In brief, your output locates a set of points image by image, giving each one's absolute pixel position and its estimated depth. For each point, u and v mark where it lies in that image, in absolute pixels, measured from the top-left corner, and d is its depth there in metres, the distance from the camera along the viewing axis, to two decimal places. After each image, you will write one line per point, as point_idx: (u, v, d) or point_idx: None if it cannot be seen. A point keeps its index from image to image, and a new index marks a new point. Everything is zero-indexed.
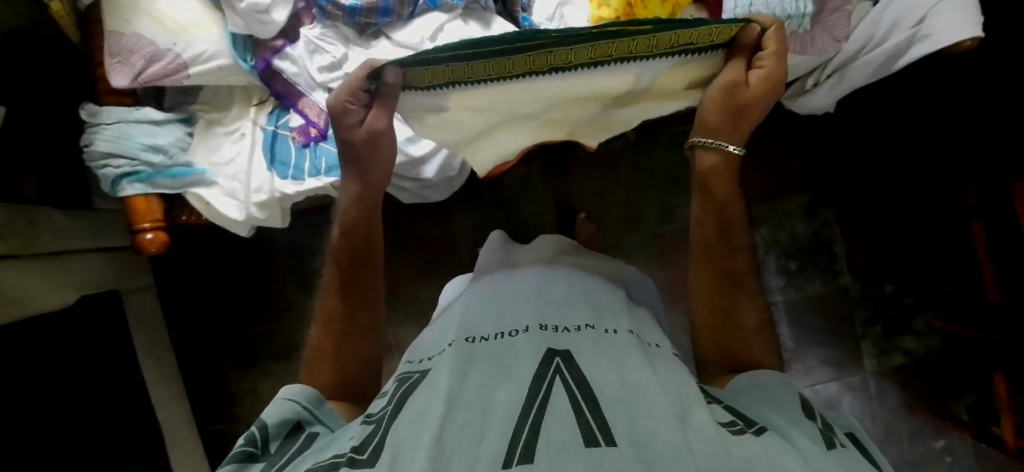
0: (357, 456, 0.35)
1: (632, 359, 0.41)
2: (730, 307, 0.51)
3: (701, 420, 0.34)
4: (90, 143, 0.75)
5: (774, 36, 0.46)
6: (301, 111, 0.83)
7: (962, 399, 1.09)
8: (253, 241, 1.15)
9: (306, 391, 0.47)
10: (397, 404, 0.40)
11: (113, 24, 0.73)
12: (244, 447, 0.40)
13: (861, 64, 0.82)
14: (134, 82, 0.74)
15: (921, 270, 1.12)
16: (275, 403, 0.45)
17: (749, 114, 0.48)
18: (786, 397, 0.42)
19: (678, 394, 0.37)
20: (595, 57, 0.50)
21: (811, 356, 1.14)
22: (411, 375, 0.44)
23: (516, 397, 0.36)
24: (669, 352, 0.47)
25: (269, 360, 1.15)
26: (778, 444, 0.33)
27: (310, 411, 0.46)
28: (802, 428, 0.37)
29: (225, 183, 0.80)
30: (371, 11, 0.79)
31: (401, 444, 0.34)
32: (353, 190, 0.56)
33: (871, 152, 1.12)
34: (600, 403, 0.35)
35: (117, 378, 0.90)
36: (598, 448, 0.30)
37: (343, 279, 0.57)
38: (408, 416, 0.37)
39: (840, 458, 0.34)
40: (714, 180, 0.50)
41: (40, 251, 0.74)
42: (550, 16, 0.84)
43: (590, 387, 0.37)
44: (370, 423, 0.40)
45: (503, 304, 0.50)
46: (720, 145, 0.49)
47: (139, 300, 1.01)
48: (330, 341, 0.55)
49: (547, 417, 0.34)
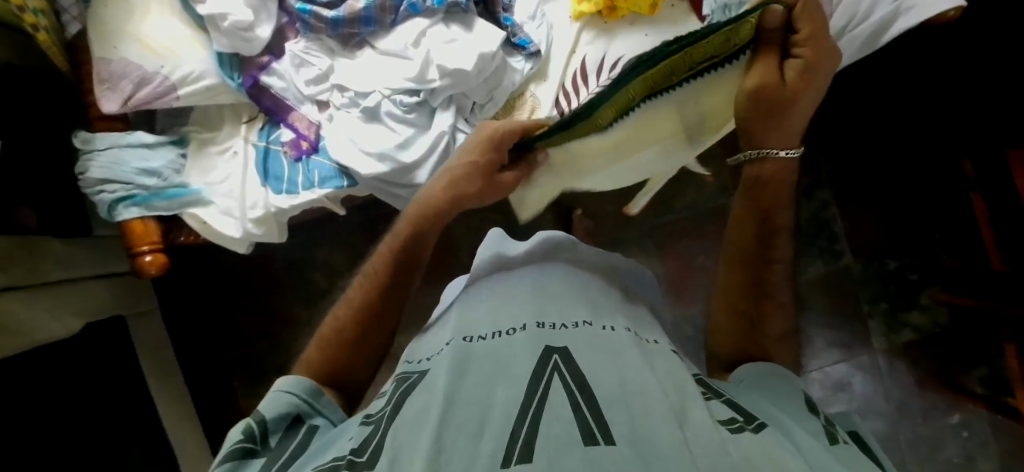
0: (356, 459, 0.34)
1: (630, 356, 0.40)
2: (765, 291, 0.51)
3: (699, 416, 0.34)
4: (85, 171, 0.75)
5: (805, 12, 0.44)
6: (292, 125, 0.84)
7: (975, 372, 1.08)
8: (253, 257, 1.16)
9: (305, 383, 0.45)
10: (396, 404, 0.39)
11: (101, 52, 0.74)
12: (244, 439, 0.39)
13: (847, 41, 0.80)
14: (124, 107, 0.75)
15: (923, 243, 1.11)
16: (272, 396, 0.43)
17: (790, 116, 0.48)
18: (790, 393, 0.42)
19: (676, 390, 0.37)
20: (642, 93, 0.52)
21: (818, 337, 1.13)
22: (410, 375, 0.44)
23: (514, 396, 0.36)
24: (667, 347, 0.47)
25: (277, 375, 1.15)
26: (777, 441, 0.33)
27: (309, 403, 0.44)
28: (804, 423, 0.37)
29: (220, 202, 0.81)
30: (354, 21, 0.79)
31: (399, 444, 0.33)
32: (431, 214, 0.58)
33: (863, 130, 1.11)
34: (598, 401, 0.34)
35: (126, 402, 0.90)
36: (597, 446, 0.30)
37: (383, 277, 0.55)
38: (408, 416, 0.36)
39: (843, 452, 0.33)
40: (767, 188, 0.52)
41: (45, 280, 0.76)
42: (532, 15, 0.86)
43: (589, 385, 0.36)
44: (368, 423, 0.39)
45: (501, 302, 0.50)
46: (770, 153, 0.50)
47: (144, 323, 1.02)
48: (352, 324, 0.52)
49: (546, 415, 0.33)
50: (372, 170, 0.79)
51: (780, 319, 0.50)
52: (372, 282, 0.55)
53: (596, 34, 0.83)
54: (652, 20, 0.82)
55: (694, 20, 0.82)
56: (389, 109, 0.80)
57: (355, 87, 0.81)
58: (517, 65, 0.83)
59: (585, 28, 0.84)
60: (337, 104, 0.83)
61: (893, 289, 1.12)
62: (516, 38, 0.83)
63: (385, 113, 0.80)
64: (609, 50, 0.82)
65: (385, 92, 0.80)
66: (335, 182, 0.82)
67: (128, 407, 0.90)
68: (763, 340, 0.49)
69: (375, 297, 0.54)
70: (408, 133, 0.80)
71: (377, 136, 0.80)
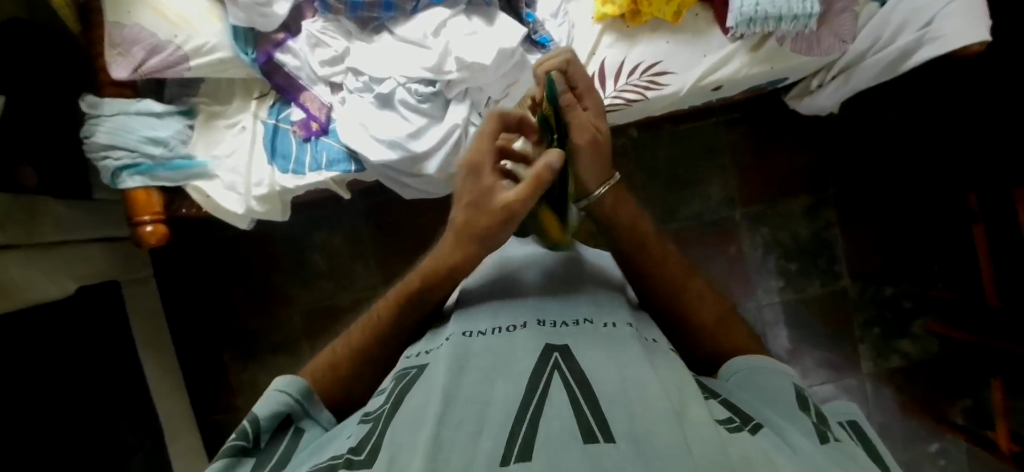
0: (355, 457, 0.30)
1: (632, 353, 0.36)
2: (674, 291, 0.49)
3: (699, 416, 0.30)
4: (91, 135, 0.74)
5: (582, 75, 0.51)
6: (303, 105, 0.83)
7: (959, 403, 1.11)
8: (252, 233, 1.15)
9: (299, 383, 0.41)
10: (395, 401, 0.35)
11: (114, 16, 0.73)
12: (233, 443, 0.36)
13: (869, 64, 0.80)
14: (134, 74, 0.73)
15: (921, 272, 1.12)
16: (268, 397, 0.39)
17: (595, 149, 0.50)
18: (779, 386, 0.39)
19: (677, 389, 0.33)
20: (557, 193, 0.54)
21: (809, 357, 1.13)
22: (408, 371, 0.39)
23: (515, 392, 0.32)
24: (668, 347, 0.42)
25: (268, 352, 1.16)
26: (775, 446, 0.30)
27: (301, 403, 0.40)
28: (793, 424, 0.35)
29: (225, 176, 0.80)
30: (374, 5, 0.78)
31: (398, 441, 0.30)
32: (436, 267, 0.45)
33: (873, 154, 1.12)
34: (600, 398, 0.31)
35: (116, 370, 0.89)
36: (596, 445, 0.27)
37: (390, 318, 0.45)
38: (407, 411, 0.32)
39: (833, 452, 0.31)
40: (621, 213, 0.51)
41: (45, 242, 0.75)
42: (555, 12, 0.85)
43: (589, 384, 0.32)
44: (366, 422, 0.35)
45: (501, 303, 0.45)
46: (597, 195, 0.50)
47: (138, 291, 1.01)
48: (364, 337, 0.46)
49: (546, 412, 0.30)
50: (381, 156, 0.78)
51: (703, 302, 0.48)
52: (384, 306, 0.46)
53: (617, 37, 0.83)
54: (674, 28, 0.82)
55: (716, 32, 0.82)
56: (403, 97, 0.79)
57: (369, 71, 0.80)
58: (537, 63, 0.82)
59: (607, 30, 0.84)
60: (351, 87, 0.82)
61: (888, 315, 1.13)
62: (537, 36, 0.83)
63: (398, 101, 0.80)
64: (628, 54, 0.82)
65: (401, 80, 0.79)
66: (343, 166, 0.82)
67: (120, 376, 0.90)
68: (710, 334, 0.46)
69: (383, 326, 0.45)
70: (420, 123, 0.80)
71: (388, 123, 0.79)
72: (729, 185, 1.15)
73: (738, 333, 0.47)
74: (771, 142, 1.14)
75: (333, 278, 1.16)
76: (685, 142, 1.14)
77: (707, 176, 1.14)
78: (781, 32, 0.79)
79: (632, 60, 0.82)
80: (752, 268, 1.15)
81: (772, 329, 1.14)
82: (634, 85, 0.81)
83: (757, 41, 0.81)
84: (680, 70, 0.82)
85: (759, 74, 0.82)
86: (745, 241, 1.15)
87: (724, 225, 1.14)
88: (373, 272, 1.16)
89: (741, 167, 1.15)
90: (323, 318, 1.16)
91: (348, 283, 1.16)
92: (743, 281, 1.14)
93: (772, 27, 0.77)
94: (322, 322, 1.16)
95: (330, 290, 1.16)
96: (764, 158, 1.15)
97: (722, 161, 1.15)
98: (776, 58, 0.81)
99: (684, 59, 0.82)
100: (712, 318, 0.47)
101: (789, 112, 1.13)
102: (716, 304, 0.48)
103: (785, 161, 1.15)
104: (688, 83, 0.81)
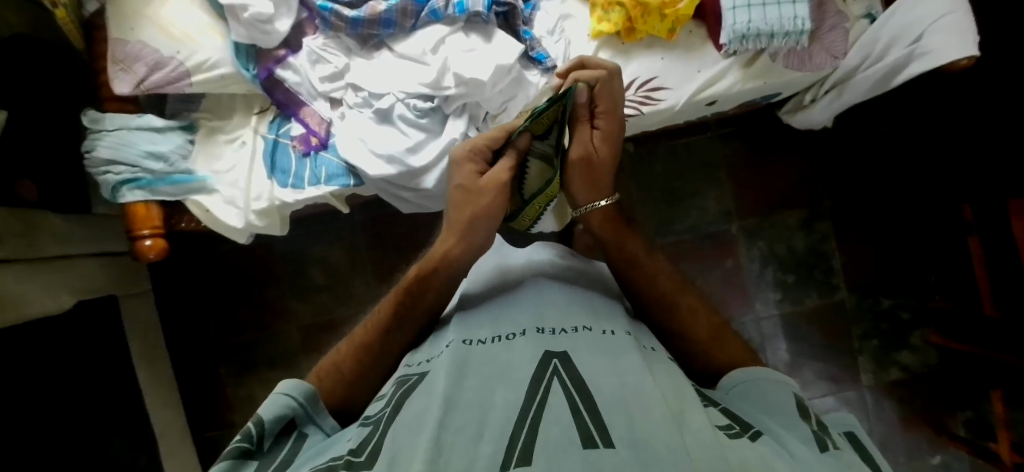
0: (355, 459, 0.30)
1: (632, 360, 0.36)
2: (667, 309, 0.49)
3: (699, 422, 0.30)
4: (92, 150, 0.75)
5: (602, 94, 0.57)
6: (303, 120, 0.84)
7: (959, 415, 1.10)
8: (250, 247, 1.15)
9: (304, 385, 0.41)
10: (396, 406, 0.35)
11: (117, 33, 0.74)
12: (238, 444, 0.36)
13: (860, 79, 0.82)
14: (136, 89, 0.74)
15: (917, 283, 1.13)
16: (273, 399, 0.39)
17: (598, 168, 0.56)
18: (780, 396, 0.39)
19: (676, 396, 0.33)
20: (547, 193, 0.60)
21: (808, 370, 1.13)
22: (408, 377, 0.39)
23: (515, 398, 0.32)
24: (667, 356, 0.42)
25: (265, 366, 1.15)
26: (776, 453, 0.30)
27: (306, 409, 0.40)
28: (792, 432, 0.35)
29: (225, 191, 0.80)
30: (374, 22, 0.80)
31: (398, 445, 0.30)
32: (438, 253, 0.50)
33: (867, 167, 1.13)
34: (599, 404, 0.31)
35: (112, 385, 0.89)
36: (596, 449, 0.27)
37: (394, 304, 0.48)
38: (407, 417, 0.32)
39: (831, 460, 0.31)
40: (609, 227, 0.55)
41: (44, 256, 0.75)
42: (551, 30, 0.86)
43: (588, 389, 0.33)
44: (366, 426, 0.35)
45: (497, 315, 0.44)
46: (593, 205, 0.55)
47: (135, 305, 1.01)
48: (368, 333, 0.47)
49: (545, 418, 0.30)
50: (380, 171, 0.79)
51: (696, 315, 0.48)
52: (392, 300, 0.48)
53: (613, 53, 0.85)
54: (668, 44, 0.84)
55: (710, 48, 0.83)
56: (401, 112, 0.80)
57: (369, 87, 0.81)
58: (533, 79, 0.84)
59: (602, 47, 0.85)
60: (350, 103, 0.83)
61: (886, 327, 1.13)
62: (533, 52, 0.83)
63: (397, 116, 0.81)
64: (624, 70, 0.84)
65: (399, 96, 0.80)
66: (342, 180, 0.83)
67: (116, 390, 0.89)
68: (705, 347, 0.46)
69: (389, 318, 0.47)
70: (418, 138, 0.80)
71: (388, 138, 0.80)
72: (725, 198, 1.15)
73: (735, 346, 0.47)
74: (766, 156, 1.15)
75: (331, 292, 1.16)
76: (682, 156, 1.15)
77: (703, 189, 1.15)
78: (774, 49, 0.81)
79: (628, 76, 0.83)
80: (750, 280, 1.15)
81: (771, 341, 1.14)
82: (630, 100, 0.83)
83: (749, 57, 0.82)
84: (675, 85, 0.83)
85: (753, 89, 0.83)
86: (742, 254, 1.15)
87: (720, 237, 1.15)
88: (371, 286, 1.16)
89: (737, 180, 1.16)
90: (321, 331, 1.15)
91: (346, 296, 1.16)
92: (740, 293, 1.15)
93: (764, 43, 0.79)
94: (319, 336, 1.15)
95: (328, 304, 1.16)
96: (760, 172, 1.16)
97: (717, 174, 1.16)
98: (769, 74, 0.83)
99: (679, 74, 0.83)
100: (706, 331, 0.47)
101: (783, 126, 1.14)
102: (710, 318, 0.48)
103: (780, 174, 1.16)
104: (684, 98, 0.82)
